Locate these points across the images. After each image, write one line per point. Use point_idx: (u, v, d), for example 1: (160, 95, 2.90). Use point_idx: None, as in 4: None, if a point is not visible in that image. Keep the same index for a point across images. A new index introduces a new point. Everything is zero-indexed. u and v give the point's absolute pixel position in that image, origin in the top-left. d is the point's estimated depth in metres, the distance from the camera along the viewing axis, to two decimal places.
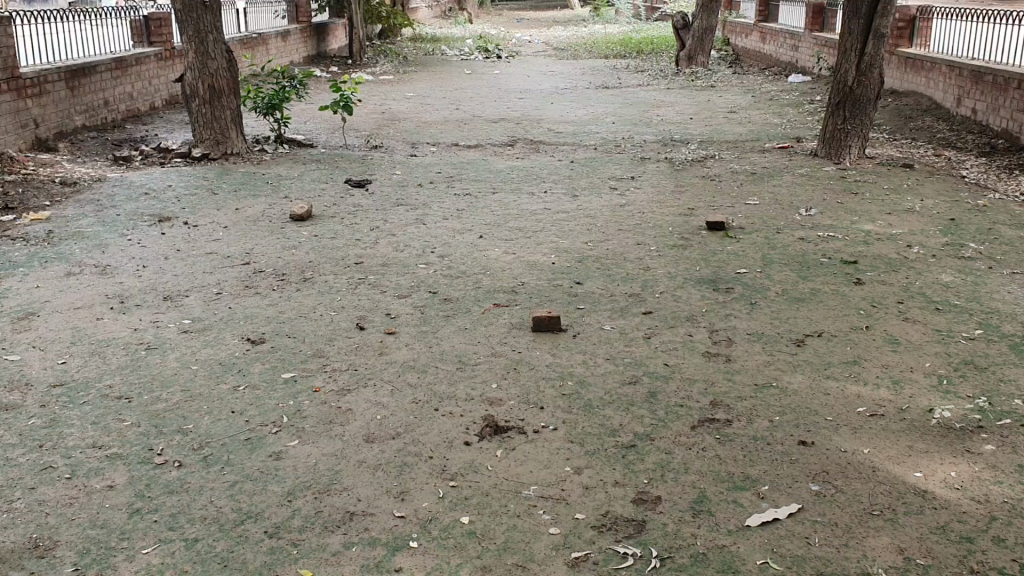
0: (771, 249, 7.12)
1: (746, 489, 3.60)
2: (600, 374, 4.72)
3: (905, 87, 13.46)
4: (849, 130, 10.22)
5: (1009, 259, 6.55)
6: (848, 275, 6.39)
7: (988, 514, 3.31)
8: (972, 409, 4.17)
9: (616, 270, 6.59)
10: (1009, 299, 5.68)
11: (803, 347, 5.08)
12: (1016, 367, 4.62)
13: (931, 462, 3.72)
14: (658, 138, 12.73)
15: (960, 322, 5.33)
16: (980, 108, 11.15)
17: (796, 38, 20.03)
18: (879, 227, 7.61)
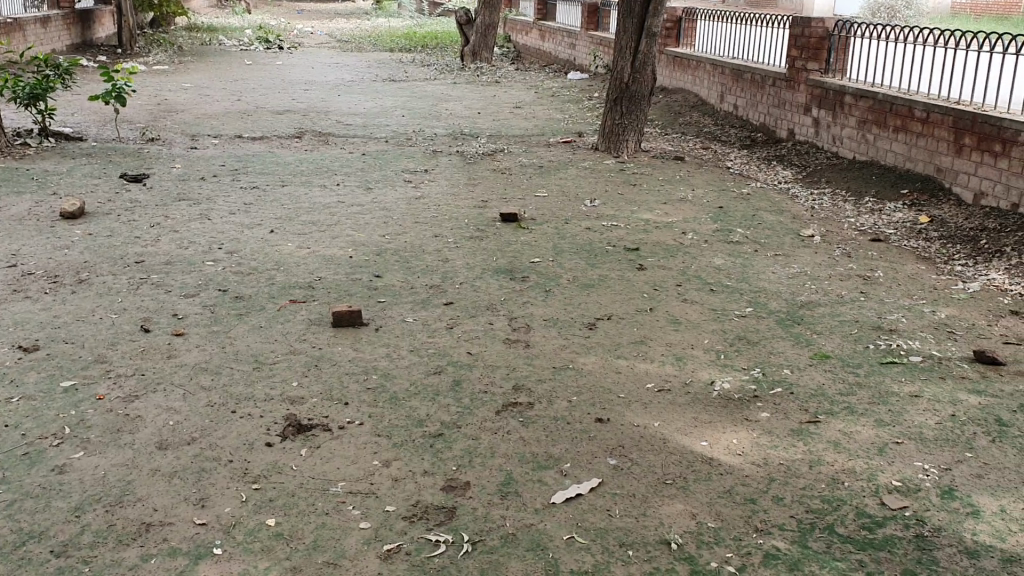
0: (561, 239, 7.37)
1: (549, 467, 3.72)
2: (403, 366, 4.72)
3: (675, 84, 14.29)
4: (625, 124, 10.73)
5: (773, 242, 7.11)
6: (632, 262, 6.72)
7: (768, 476, 3.60)
8: (748, 379, 4.52)
9: (413, 262, 6.61)
10: (774, 278, 6.18)
11: (595, 330, 5.31)
12: (783, 340, 5.04)
13: (715, 431, 4.00)
14: (447, 131, 12.84)
15: (733, 301, 5.74)
16: (741, 104, 12.02)
17: (574, 37, 20.75)
18: (658, 216, 8.06)
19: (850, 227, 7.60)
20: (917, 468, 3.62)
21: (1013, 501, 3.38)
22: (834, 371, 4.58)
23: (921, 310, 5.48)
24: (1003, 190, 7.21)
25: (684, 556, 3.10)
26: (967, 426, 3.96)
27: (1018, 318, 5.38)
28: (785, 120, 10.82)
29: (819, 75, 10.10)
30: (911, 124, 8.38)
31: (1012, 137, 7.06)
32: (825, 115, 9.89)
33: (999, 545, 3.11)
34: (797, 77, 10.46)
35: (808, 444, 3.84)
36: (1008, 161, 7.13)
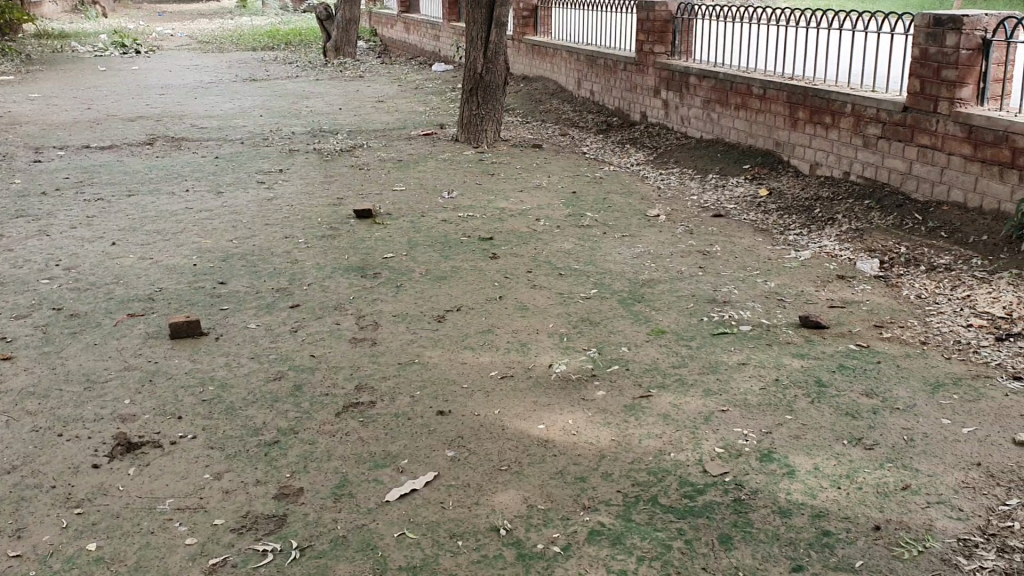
0: (415, 232, 7.34)
1: (386, 465, 3.70)
2: (243, 375, 4.62)
3: (534, 72, 14.41)
4: (483, 114, 10.78)
5: (621, 224, 7.26)
6: (485, 251, 6.75)
7: (600, 453, 3.67)
8: (586, 360, 4.60)
9: (261, 266, 6.47)
10: (620, 259, 6.32)
11: (443, 322, 5.31)
12: (624, 319, 5.15)
13: (552, 414, 4.05)
14: (306, 129, 12.62)
15: (579, 284, 5.83)
16: (596, 89, 12.21)
17: (437, 29, 20.66)
18: (513, 204, 8.13)
19: (695, 205, 7.83)
20: (739, 434, 3.76)
21: (826, 458, 3.56)
22: (670, 346, 4.71)
23: (756, 281, 5.69)
24: (834, 160, 7.54)
25: (512, 541, 3.13)
26: (788, 389, 4.15)
27: (843, 283, 5.67)
28: (637, 103, 11.05)
29: (666, 57, 10.32)
30: (751, 101, 8.67)
31: (839, 109, 7.39)
32: (673, 96, 10.14)
33: (809, 501, 3.27)
34: (645, 60, 10.68)
35: (640, 419, 3.94)
36: (837, 131, 7.47)
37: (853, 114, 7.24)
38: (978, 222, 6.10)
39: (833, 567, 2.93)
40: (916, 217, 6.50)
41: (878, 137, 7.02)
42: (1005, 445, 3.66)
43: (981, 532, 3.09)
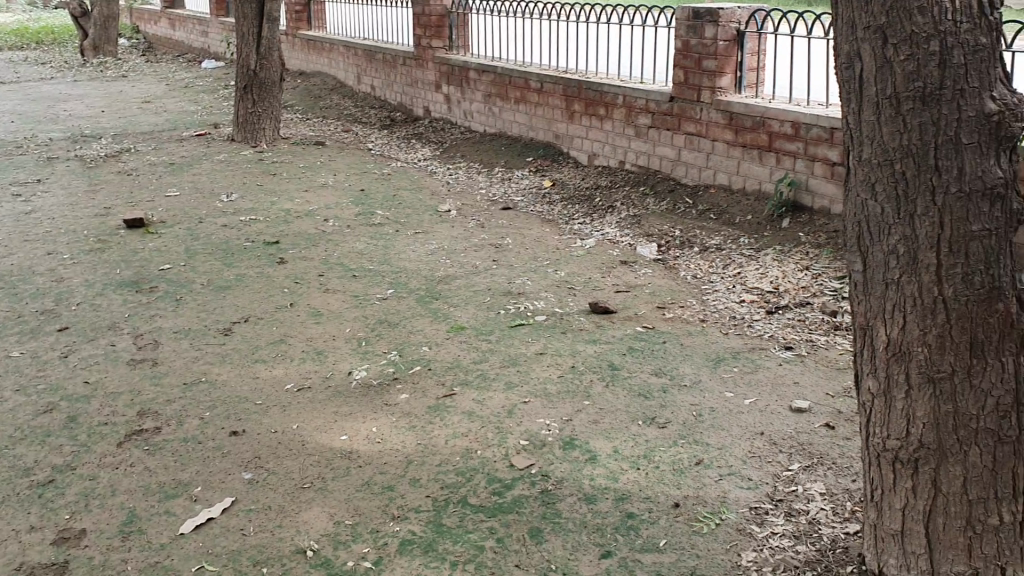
0: (195, 240, 6.96)
1: (178, 495, 3.46)
2: (7, 410, 4.19)
3: (311, 68, 14.06)
4: (259, 112, 10.38)
5: (411, 221, 7.20)
6: (272, 256, 6.50)
7: (405, 459, 3.61)
8: (385, 364, 4.51)
9: (21, 287, 5.91)
10: (413, 257, 6.26)
11: (232, 335, 5.05)
12: (421, 318, 5.10)
13: (354, 423, 3.94)
14: (65, 134, 11.70)
15: (373, 285, 5.72)
16: (376, 84, 12.06)
17: (205, 24, 19.73)
18: (298, 205, 7.88)
19: (482, 198, 7.90)
20: (542, 425, 3.81)
21: (625, 441, 3.67)
22: (470, 342, 4.71)
23: (546, 271, 5.80)
24: (611, 150, 7.83)
25: (320, 561, 3.01)
26: (585, 375, 4.25)
27: (627, 268, 5.89)
28: (419, 99, 11.01)
29: (443, 51, 10.34)
30: (529, 94, 8.84)
31: (612, 100, 7.67)
32: (454, 90, 10.18)
33: (612, 486, 3.36)
34: (423, 55, 10.65)
35: (445, 419, 3.90)
36: (611, 121, 7.74)
37: (625, 105, 7.53)
38: (743, 203, 6.50)
39: (640, 549, 3.01)
40: (688, 201, 6.86)
41: (649, 127, 7.33)
42: (784, 413, 3.91)
43: (770, 499, 3.28)
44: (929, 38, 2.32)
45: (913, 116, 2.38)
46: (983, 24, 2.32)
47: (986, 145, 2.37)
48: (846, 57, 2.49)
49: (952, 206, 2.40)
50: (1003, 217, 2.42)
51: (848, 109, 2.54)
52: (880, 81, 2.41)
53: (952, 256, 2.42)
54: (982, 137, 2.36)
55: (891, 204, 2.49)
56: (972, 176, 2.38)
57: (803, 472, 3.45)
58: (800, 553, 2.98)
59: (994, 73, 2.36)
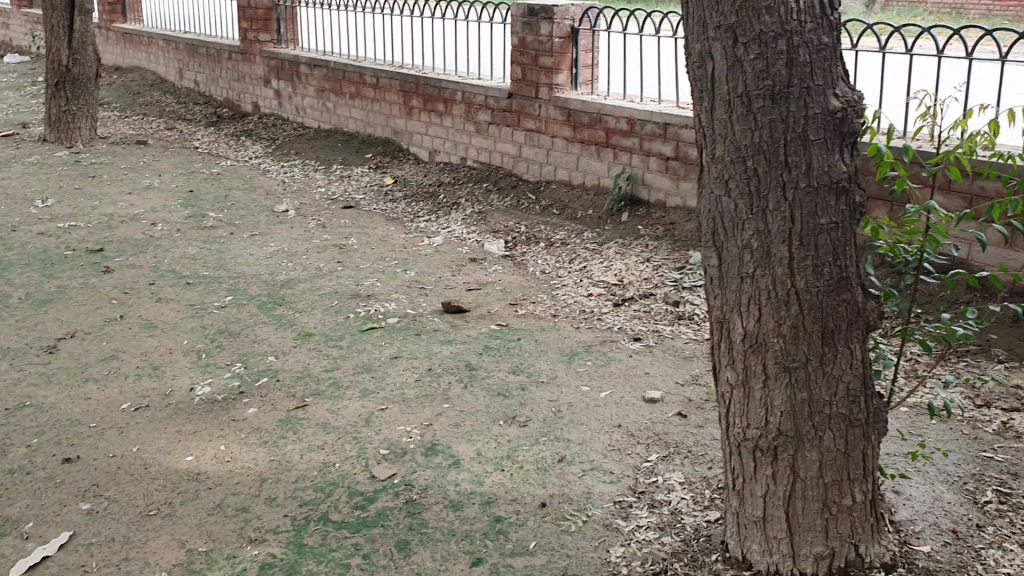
0: (7, 250, 6.41)
1: (6, 534, 3.16)
2: None
3: (128, 62, 13.29)
4: (74, 110, 9.69)
5: (247, 223, 6.90)
6: (96, 264, 6.07)
7: (259, 477, 3.43)
8: (230, 377, 4.29)
9: None
10: (251, 261, 6.00)
11: (56, 352, 4.68)
12: (265, 326, 4.89)
13: (201, 441, 3.72)
14: None
15: (210, 292, 5.44)
16: (200, 79, 11.52)
17: (4, 15, 18.32)
18: (122, 209, 7.41)
19: (321, 197, 7.67)
20: (401, 432, 3.71)
21: (486, 443, 3.62)
22: (319, 349, 4.55)
23: (394, 272, 5.68)
24: (451, 146, 7.78)
25: None
26: (442, 377, 4.18)
27: (475, 265, 5.85)
28: (248, 94, 10.59)
29: (272, 45, 9.98)
30: (364, 90, 8.65)
31: (451, 96, 7.62)
32: (285, 86, 9.85)
33: (478, 490, 3.30)
34: (250, 49, 10.25)
35: (299, 432, 3.74)
36: (451, 118, 7.69)
37: (464, 101, 7.49)
38: (584, 198, 6.59)
39: (509, 554, 2.97)
40: (530, 197, 6.90)
41: (488, 123, 7.32)
42: (637, 404, 3.94)
43: (632, 491, 3.30)
44: (776, 37, 2.38)
45: (763, 114, 2.43)
46: (825, 23, 2.40)
47: (832, 141, 2.45)
48: (697, 56, 2.51)
49: (802, 200, 2.46)
50: (848, 210, 2.51)
51: (701, 108, 2.56)
52: (732, 80, 2.45)
53: (803, 248, 2.48)
54: (827, 133, 2.44)
55: (744, 200, 2.52)
56: (819, 171, 2.45)
57: (661, 463, 3.48)
58: (666, 544, 3.00)
59: (836, 71, 2.44)
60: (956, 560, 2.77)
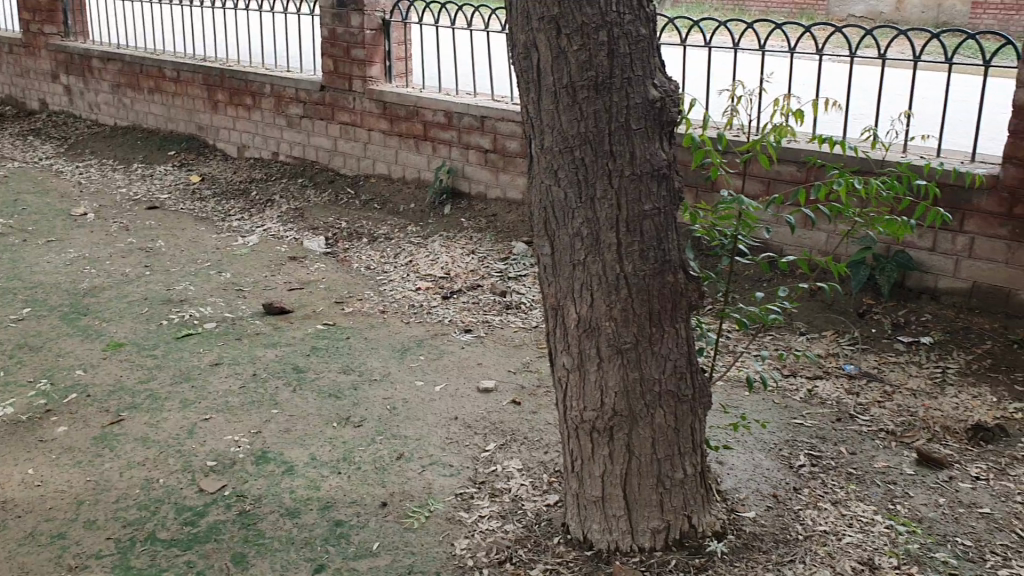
0: None
1: None
2: None
3: None
4: None
5: (42, 228, 6.41)
6: None
7: (76, 500, 3.20)
8: (34, 395, 3.97)
9: None
10: (50, 269, 5.58)
11: None
12: (70, 337, 4.56)
13: (5, 467, 3.42)
14: None
15: (4, 305, 5.02)
16: None
17: None
18: None
19: (123, 198, 7.24)
20: (229, 442, 3.56)
21: (320, 446, 3.53)
22: (132, 359, 4.29)
23: (209, 274, 5.44)
24: (262, 141, 7.53)
25: None
26: (267, 383, 4.04)
27: (295, 264, 5.68)
28: (34, 90, 9.84)
29: (58, 37, 9.31)
30: (164, 84, 8.22)
31: (259, 90, 7.36)
32: (75, 81, 9.21)
33: (314, 495, 3.21)
34: (34, 42, 9.53)
35: (116, 449, 3.52)
36: (260, 112, 7.44)
37: (274, 95, 7.26)
38: (404, 191, 6.55)
39: (352, 557, 2.89)
40: (348, 192, 6.78)
41: (301, 117, 7.13)
42: (472, 395, 3.87)
43: (473, 483, 3.24)
44: (598, 29, 2.44)
45: (589, 105, 2.49)
46: (642, 16, 2.49)
47: (652, 131, 2.54)
48: (522, 47, 2.53)
49: (627, 188, 2.54)
50: (668, 196, 2.60)
51: (528, 99, 2.59)
52: (557, 70, 2.49)
53: (630, 235, 2.56)
54: (648, 123, 2.53)
55: (573, 188, 2.57)
56: (642, 160, 2.54)
57: (500, 451, 3.43)
58: (509, 532, 2.96)
59: (653, 63, 2.54)
60: (778, 523, 2.86)
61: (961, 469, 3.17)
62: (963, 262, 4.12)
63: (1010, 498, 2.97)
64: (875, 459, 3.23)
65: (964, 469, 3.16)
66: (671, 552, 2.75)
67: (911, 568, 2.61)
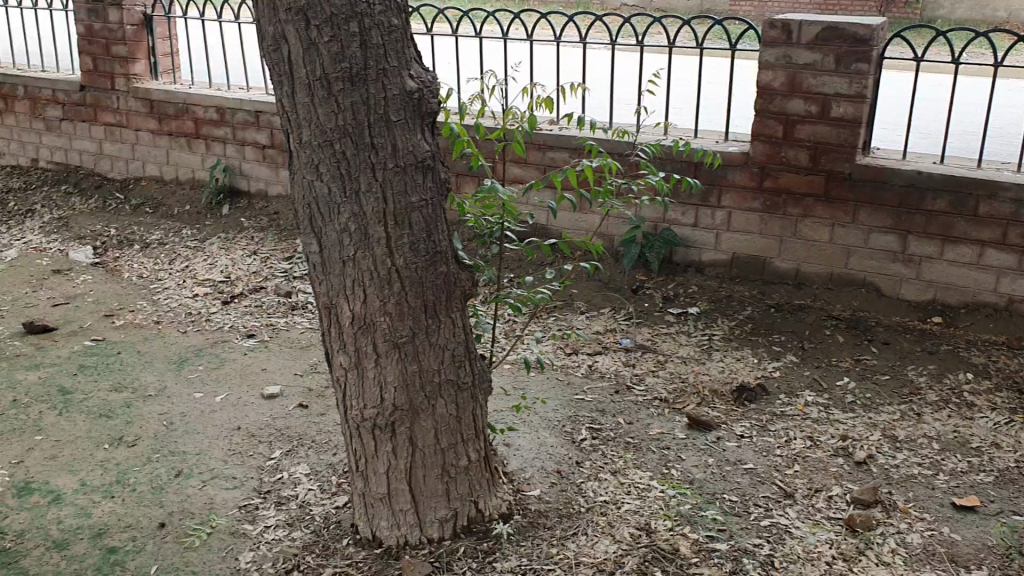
0: None
1: None
2: None
3: None
4: None
5: None
6: None
7: None
8: None
9: None
10: None
11: None
12: None
13: None
14: None
15: None
16: None
17: None
18: None
19: None
20: None
21: (91, 471, 3.30)
22: None
23: None
24: (18, 147, 6.96)
25: None
26: (30, 408, 3.73)
27: (60, 277, 5.29)
28: None
29: None
30: None
31: (10, 91, 6.79)
32: None
33: (85, 523, 3.00)
34: None
35: None
36: (14, 116, 6.89)
37: (28, 96, 6.72)
38: (178, 193, 6.24)
39: None
40: (118, 197, 6.40)
41: (61, 120, 6.65)
42: (256, 403, 3.73)
43: (257, 493, 3.12)
44: (348, 19, 2.35)
45: (345, 96, 2.39)
46: (393, 6, 2.42)
47: (412, 122, 2.46)
48: (272, 40, 2.39)
49: (391, 180, 2.44)
50: (435, 187, 2.53)
51: (282, 93, 2.44)
52: (308, 62, 2.37)
53: (398, 227, 2.46)
54: (407, 115, 2.46)
55: (336, 183, 2.44)
56: (404, 151, 2.46)
57: (286, 458, 3.32)
58: (297, 540, 2.87)
59: (408, 53, 2.46)
60: (562, 498, 2.94)
61: (727, 429, 3.37)
62: (722, 236, 4.42)
63: (771, 451, 3.20)
64: (650, 427, 3.39)
65: (729, 428, 3.37)
66: (459, 540, 2.73)
67: (684, 528, 2.74)
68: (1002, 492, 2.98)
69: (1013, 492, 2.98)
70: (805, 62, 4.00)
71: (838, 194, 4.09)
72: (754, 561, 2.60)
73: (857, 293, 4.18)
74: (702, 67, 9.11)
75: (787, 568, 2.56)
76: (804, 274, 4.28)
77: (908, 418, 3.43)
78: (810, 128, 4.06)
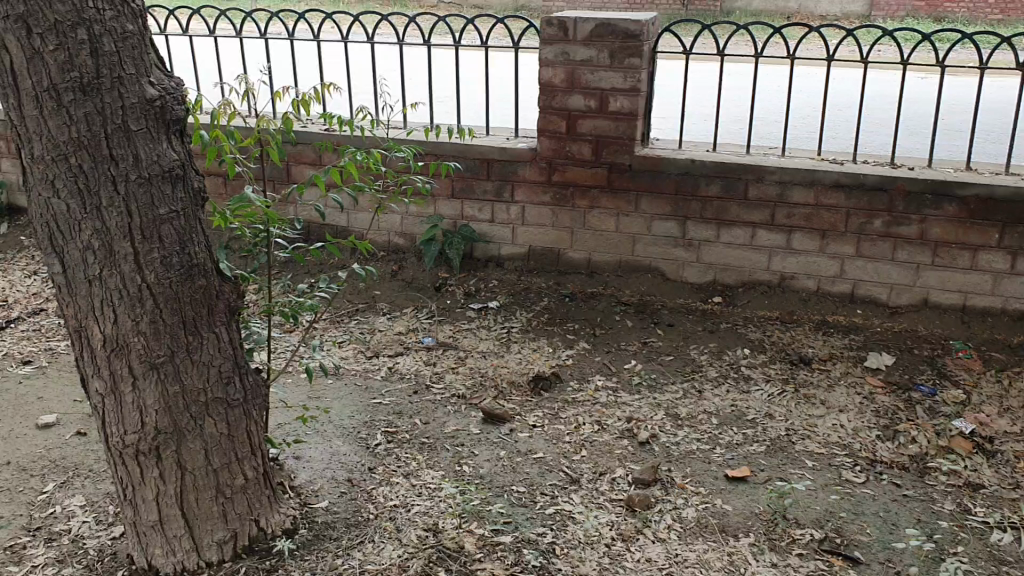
0: None
1: None
2: None
3: None
4: None
5: None
6: None
7: None
8: None
9: None
10: None
11: None
12: None
13: None
14: None
15: None
16: None
17: None
18: None
19: None
20: None
21: None
22: None
23: None
24: None
25: None
26: None
27: None
28: None
29: None
30: None
31: None
32: None
33: None
34: None
35: None
36: None
37: None
38: None
39: None
40: None
41: None
42: (29, 435, 3.51)
43: (25, 531, 2.92)
44: (75, 27, 2.14)
45: (77, 108, 2.19)
46: (127, 10, 2.23)
47: (155, 131, 2.31)
48: None
49: (135, 193, 2.29)
50: (187, 197, 2.40)
51: (5, 105, 2.21)
52: (34, 73, 2.14)
53: (147, 242, 2.32)
54: (149, 124, 2.29)
55: (75, 200, 2.26)
56: (149, 161, 2.30)
57: (59, 491, 3.13)
58: None
59: (148, 59, 2.29)
60: (351, 507, 2.90)
61: (520, 420, 3.42)
62: (518, 230, 4.50)
63: (560, 439, 3.27)
64: (445, 425, 3.39)
65: (522, 419, 3.42)
66: (241, 561, 2.66)
67: (470, 525, 2.76)
68: (771, 460, 3.16)
69: (781, 459, 3.17)
70: (582, 57, 4.09)
71: (621, 185, 4.23)
72: (535, 551, 2.64)
73: (645, 279, 4.37)
74: (493, 69, 9.38)
75: (569, 555, 2.63)
76: (595, 263, 4.43)
77: (689, 396, 3.59)
78: (590, 122, 4.17)
